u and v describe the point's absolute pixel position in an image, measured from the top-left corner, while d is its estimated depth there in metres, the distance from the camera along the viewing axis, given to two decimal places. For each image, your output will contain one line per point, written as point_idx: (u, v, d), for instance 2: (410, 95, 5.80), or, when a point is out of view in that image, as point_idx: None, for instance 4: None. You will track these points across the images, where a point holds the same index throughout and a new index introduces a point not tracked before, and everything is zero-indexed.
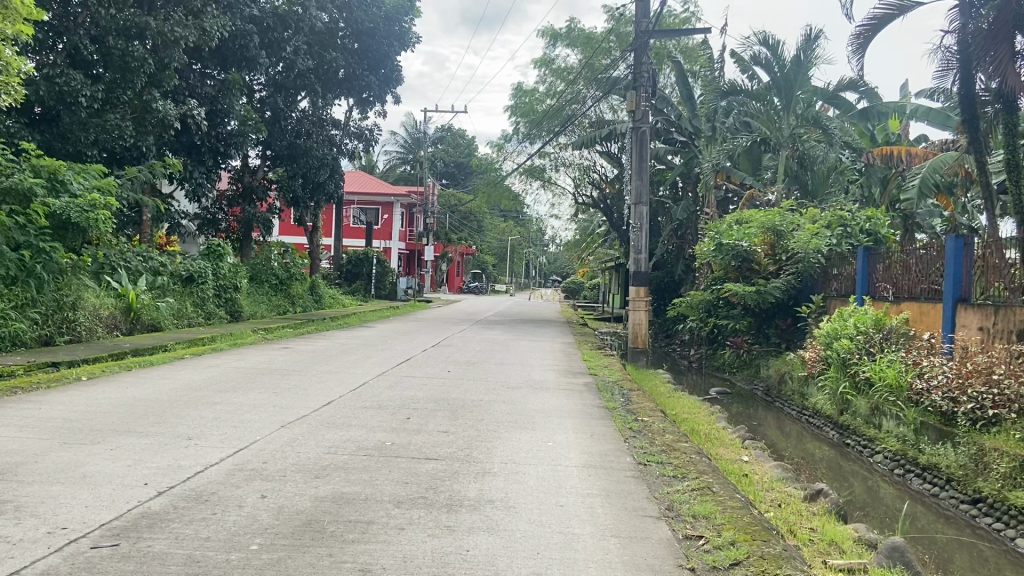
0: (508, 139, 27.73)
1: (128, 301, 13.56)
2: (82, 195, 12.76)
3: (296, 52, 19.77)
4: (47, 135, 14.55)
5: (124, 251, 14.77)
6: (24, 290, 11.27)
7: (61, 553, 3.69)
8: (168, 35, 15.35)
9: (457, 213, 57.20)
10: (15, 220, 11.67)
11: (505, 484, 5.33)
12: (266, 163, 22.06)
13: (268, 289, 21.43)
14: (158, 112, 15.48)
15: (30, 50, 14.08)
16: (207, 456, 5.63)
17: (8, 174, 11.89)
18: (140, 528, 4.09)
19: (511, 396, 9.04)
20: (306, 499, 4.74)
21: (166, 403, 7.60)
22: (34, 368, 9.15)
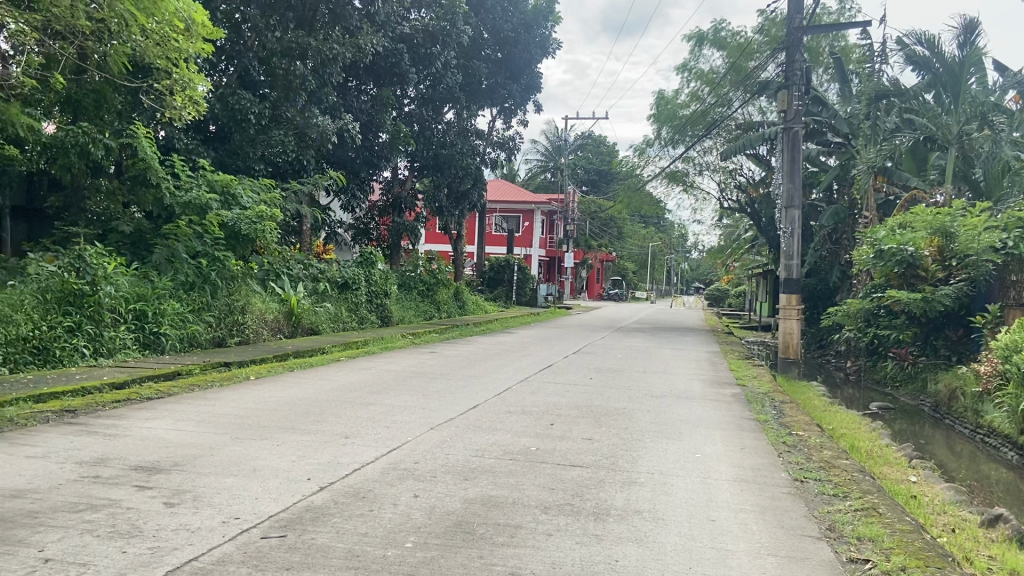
0: (650, 143, 27.36)
1: (290, 306, 14.33)
2: (250, 207, 13.72)
3: (445, 65, 20.47)
4: (220, 152, 15.66)
5: (287, 259, 15.85)
6: (200, 296, 12.25)
7: (234, 542, 3.95)
8: (327, 54, 16.27)
9: (597, 219, 57.07)
10: (194, 232, 12.86)
11: (653, 495, 5.23)
12: (413, 174, 22.79)
13: (416, 294, 22.16)
14: (318, 126, 16.40)
15: (207, 73, 15.32)
16: (363, 454, 5.89)
17: (186, 188, 13.16)
18: (305, 520, 4.33)
19: (656, 404, 8.88)
20: (456, 501, 4.85)
21: (324, 403, 8.02)
22: (208, 368, 9.89)
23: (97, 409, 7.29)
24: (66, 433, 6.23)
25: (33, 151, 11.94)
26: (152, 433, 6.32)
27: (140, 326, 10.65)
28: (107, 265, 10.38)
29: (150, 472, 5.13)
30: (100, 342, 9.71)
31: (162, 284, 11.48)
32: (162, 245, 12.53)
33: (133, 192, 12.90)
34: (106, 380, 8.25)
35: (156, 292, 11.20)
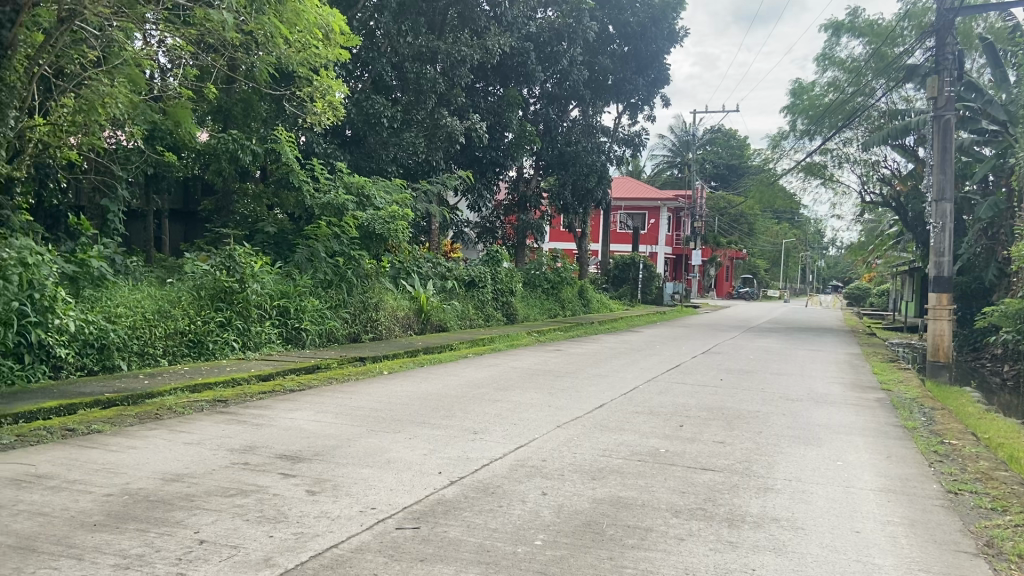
0: (785, 136, 26.28)
1: (420, 304, 14.72)
2: (384, 208, 14.21)
3: (571, 63, 20.52)
4: (355, 154, 16.29)
5: (417, 257, 16.33)
6: (337, 293, 12.79)
7: (371, 531, 4.08)
8: (456, 56, 16.68)
9: (727, 215, 55.47)
10: (333, 231, 13.45)
11: (790, 502, 5.00)
12: (539, 172, 22.83)
13: (541, 292, 22.27)
14: (447, 126, 16.80)
15: (344, 79, 15.92)
16: (492, 450, 5.96)
17: (325, 190, 13.82)
18: (437, 514, 4.42)
19: (791, 408, 8.51)
20: (585, 500, 4.81)
21: (453, 398, 8.18)
22: (345, 363, 10.30)
23: (246, 399, 7.74)
24: (218, 421, 6.66)
25: (190, 157, 12.98)
26: (294, 423, 6.65)
27: (283, 322, 11.24)
28: (255, 264, 10.97)
29: (292, 460, 5.39)
30: (248, 337, 10.35)
31: (303, 282, 12.06)
32: (303, 245, 13.18)
33: (277, 194, 13.74)
34: (254, 372, 8.76)
35: (298, 289, 11.77)
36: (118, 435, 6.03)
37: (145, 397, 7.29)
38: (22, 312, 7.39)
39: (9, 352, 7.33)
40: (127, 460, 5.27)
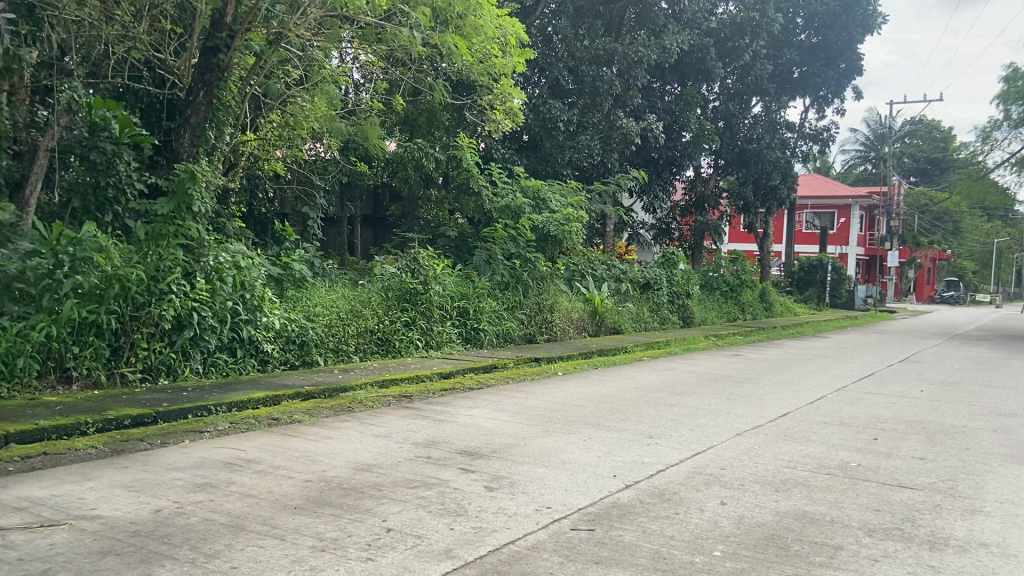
0: (997, 125, 23.77)
1: (594, 306, 14.72)
2: (559, 211, 14.36)
3: (754, 57, 19.80)
4: (531, 159, 16.42)
5: (591, 259, 16.41)
6: (514, 294, 13.05)
7: (546, 530, 4.13)
8: (633, 57, 16.62)
9: (928, 213, 51.04)
10: (510, 234, 13.73)
11: (1002, 527, 4.51)
12: (718, 172, 22.21)
13: (719, 295, 21.56)
14: (622, 128, 16.76)
15: (522, 86, 16.23)
16: (668, 456, 5.84)
17: (503, 195, 14.24)
18: (612, 517, 4.39)
19: (1004, 424, 7.67)
20: (767, 513, 4.60)
21: (628, 401, 8.12)
22: (520, 363, 10.51)
23: (428, 396, 8.10)
24: (404, 416, 7.03)
25: (380, 166, 13.81)
26: (474, 420, 6.87)
27: (463, 322, 11.65)
28: (436, 266, 11.46)
29: (471, 456, 5.57)
30: (431, 336, 10.84)
31: (481, 284, 12.43)
32: (482, 248, 13.61)
33: (458, 200, 14.34)
34: (436, 369, 9.16)
35: (476, 291, 12.17)
36: (315, 425, 6.51)
37: (339, 391, 7.84)
38: (236, 310, 8.18)
39: (225, 347, 8.12)
40: (323, 449, 5.67)
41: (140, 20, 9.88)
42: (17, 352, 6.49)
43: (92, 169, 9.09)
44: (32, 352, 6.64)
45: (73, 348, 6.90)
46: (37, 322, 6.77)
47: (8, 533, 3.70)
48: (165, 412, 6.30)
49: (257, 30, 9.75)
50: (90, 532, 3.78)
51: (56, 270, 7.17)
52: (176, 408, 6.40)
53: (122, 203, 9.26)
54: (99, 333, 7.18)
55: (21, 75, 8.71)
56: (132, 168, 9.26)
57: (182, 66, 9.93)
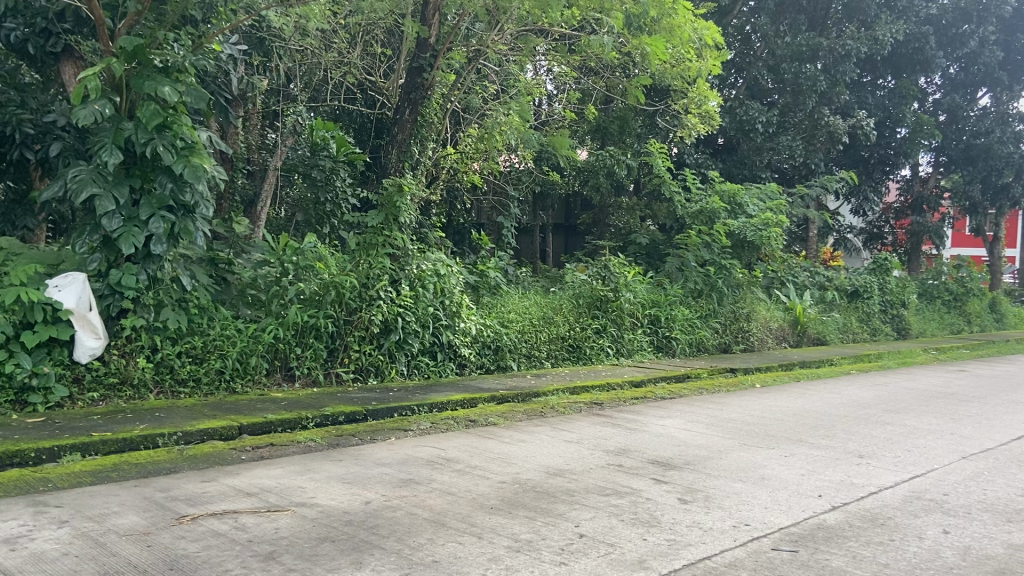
0: None
1: (796, 314, 13.96)
2: (757, 215, 13.65)
3: (980, 43, 18.21)
4: (728, 162, 16.10)
5: (792, 266, 15.63)
6: (707, 302, 12.69)
7: (745, 548, 3.97)
8: (840, 51, 15.53)
9: None
10: (703, 241, 13.31)
11: None
12: (939, 170, 20.34)
13: (940, 305, 19.68)
14: (828, 126, 15.56)
15: (717, 88, 16.01)
16: (881, 477, 5.41)
17: (697, 200, 13.86)
18: (817, 539, 4.13)
19: None
20: (999, 545, 4.13)
21: (835, 417, 7.61)
22: (715, 374, 10.16)
23: (620, 403, 8.07)
24: (597, 423, 7.05)
25: (572, 175, 14.14)
26: (666, 430, 6.75)
27: (655, 330, 11.50)
28: (628, 274, 11.37)
29: (664, 467, 5.47)
30: (622, 344, 10.80)
31: (673, 291, 12.21)
32: (675, 254, 13.35)
33: (649, 207, 14.31)
34: (627, 378, 9.08)
35: (669, 298, 11.97)
36: (510, 428, 6.70)
37: (533, 396, 7.99)
38: (437, 316, 8.62)
39: (427, 350, 8.57)
40: (518, 452, 5.82)
41: (355, 46, 10.66)
42: (250, 352, 7.21)
43: (312, 185, 9.94)
44: (263, 352, 7.33)
45: (296, 349, 7.57)
46: (267, 325, 7.48)
47: (241, 516, 4.12)
48: (374, 410, 6.73)
49: (459, 48, 10.32)
50: (309, 519, 4.12)
51: (283, 278, 7.93)
52: (384, 407, 6.83)
53: (338, 216, 10.05)
54: (318, 336, 7.82)
55: (255, 101, 9.75)
56: (347, 184, 10.04)
57: (390, 87, 10.67)
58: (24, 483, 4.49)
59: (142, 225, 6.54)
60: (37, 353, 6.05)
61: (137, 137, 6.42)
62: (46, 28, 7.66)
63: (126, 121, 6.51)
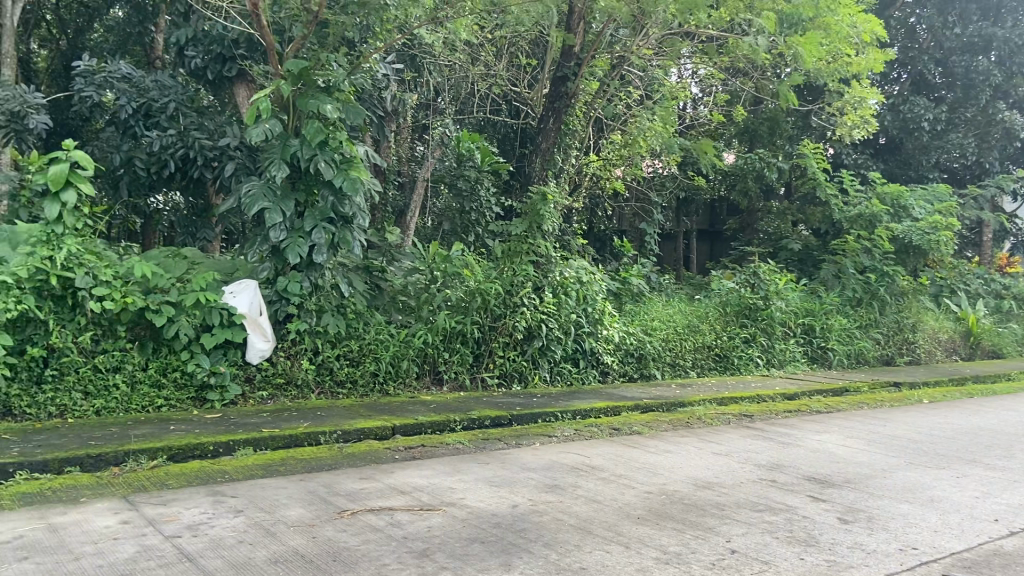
0: None
1: (969, 325, 12.91)
2: (924, 218, 12.69)
3: None
4: (890, 162, 15.16)
5: (964, 273, 14.46)
6: (867, 312, 11.97)
7: (912, 573, 3.72)
8: (1018, 41, 14.35)
9: None
10: (863, 246, 12.47)
11: None
12: None
13: None
14: (1004, 122, 14.39)
15: (878, 84, 15.08)
16: None
17: (855, 203, 13.03)
18: (995, 567, 3.80)
19: None
20: None
21: (1015, 437, 6.98)
22: (877, 388, 9.55)
23: (771, 416, 7.77)
24: (746, 436, 6.82)
25: (717, 180, 13.74)
26: (822, 446, 6.43)
27: (809, 340, 11.01)
28: (780, 281, 10.89)
29: (821, 484, 5.21)
30: (773, 354, 10.40)
31: (829, 300, 11.62)
32: (830, 260, 12.68)
33: (802, 211, 13.69)
34: (779, 390, 8.72)
35: (824, 306, 11.41)
36: (655, 438, 6.61)
37: (679, 406, 7.85)
38: (580, 323, 8.65)
39: (570, 357, 8.62)
40: (665, 463, 5.72)
41: (501, 58, 10.94)
42: (401, 356, 7.53)
43: (458, 195, 10.15)
44: (413, 356, 7.63)
45: (444, 354, 7.81)
46: (418, 330, 7.76)
47: (396, 513, 4.30)
48: (519, 416, 6.82)
49: (603, 55, 10.34)
50: (459, 519, 4.24)
51: (431, 285, 8.18)
52: (528, 412, 6.91)
53: (483, 225, 10.23)
54: (464, 341, 8.03)
55: (406, 116, 10.22)
56: (491, 193, 10.21)
57: (535, 96, 10.85)
58: (205, 474, 4.88)
59: (306, 235, 6.94)
60: (214, 354, 6.57)
61: (302, 153, 6.85)
62: (222, 54, 8.35)
63: (292, 138, 6.97)
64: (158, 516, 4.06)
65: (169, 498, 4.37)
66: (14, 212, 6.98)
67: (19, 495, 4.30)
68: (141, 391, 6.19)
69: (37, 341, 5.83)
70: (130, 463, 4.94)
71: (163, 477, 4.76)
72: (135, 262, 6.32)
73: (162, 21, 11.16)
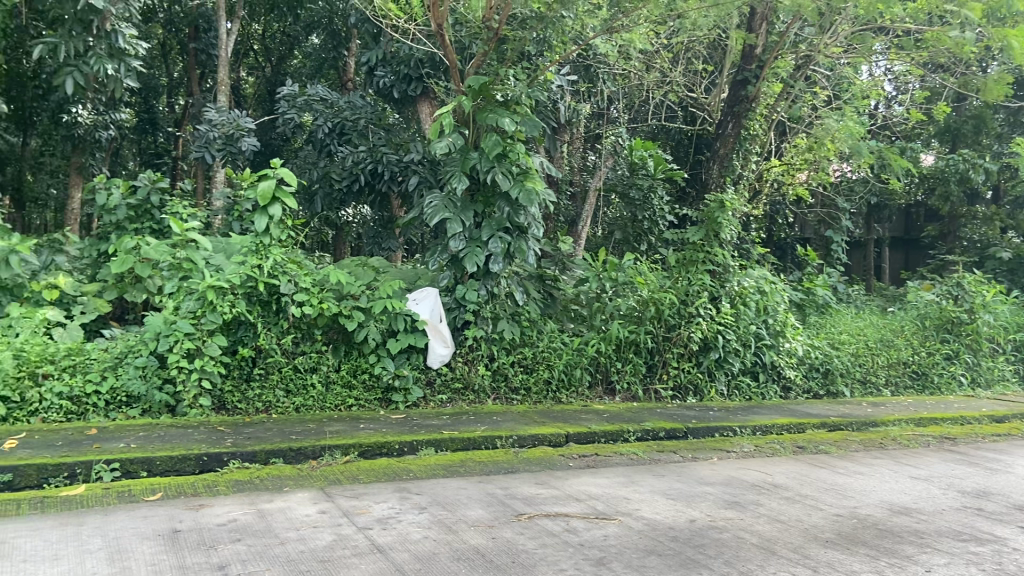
0: None
1: None
2: None
3: None
4: None
5: None
6: None
7: None
8: None
9: None
10: None
11: None
12: None
13: None
14: None
15: None
16: None
17: None
18: None
19: None
20: None
21: None
22: None
23: (977, 440, 7.08)
24: (949, 460, 6.26)
25: (914, 184, 12.87)
26: None
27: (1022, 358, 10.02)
28: (988, 292, 9.89)
29: None
30: (978, 372, 9.67)
31: None
32: None
33: (1014, 216, 12.40)
34: (986, 411, 7.94)
35: None
36: (843, 458, 6.22)
37: (869, 425, 7.35)
38: (759, 334, 8.31)
39: (748, 370, 8.33)
40: (856, 485, 5.37)
41: (677, 64, 10.74)
42: (575, 364, 7.60)
43: (630, 205, 9.94)
44: (586, 364, 7.67)
45: (616, 364, 7.79)
46: (590, 338, 7.78)
47: (573, 519, 4.33)
48: (695, 429, 6.65)
49: (786, 56, 9.88)
50: (636, 530, 4.20)
51: (603, 293, 8.12)
52: (705, 425, 6.72)
53: (655, 234, 9.98)
54: (637, 351, 7.96)
55: (580, 126, 10.30)
56: (664, 202, 9.88)
57: (712, 102, 10.58)
58: (392, 471, 5.15)
59: (483, 244, 7.13)
60: (399, 357, 6.93)
61: (481, 165, 7.06)
62: (409, 74, 8.76)
63: (472, 151, 7.20)
64: (352, 508, 4.34)
65: (361, 492, 4.65)
66: (228, 225, 7.71)
67: (233, 482, 4.75)
68: (334, 391, 6.64)
69: (248, 341, 6.39)
70: (326, 457, 5.30)
71: (356, 472, 5.08)
72: (330, 270, 6.77)
73: (353, 45, 11.91)
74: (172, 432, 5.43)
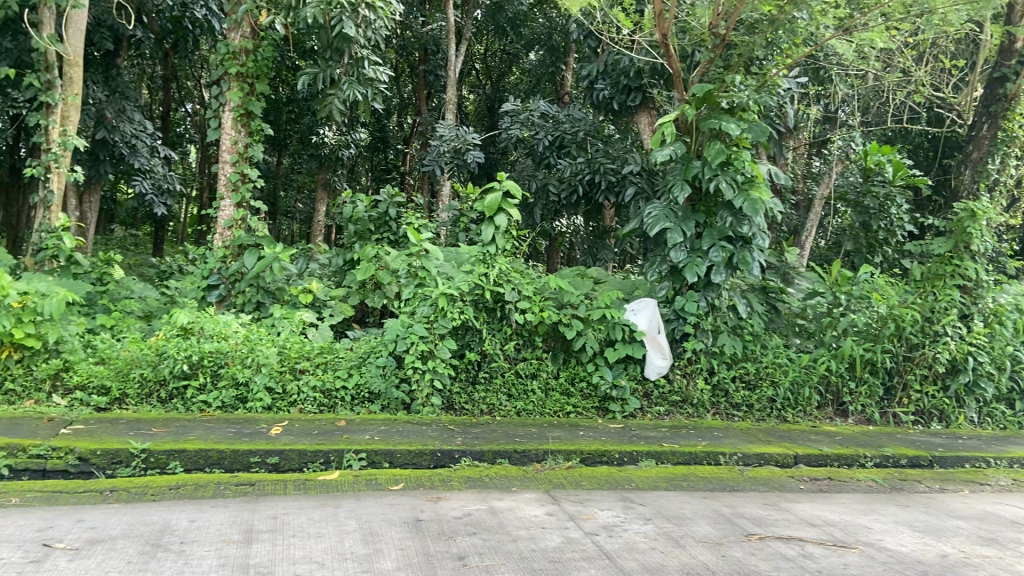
0: None
1: None
2: None
3: None
4: None
5: None
6: None
7: None
8: None
9: None
10: None
11: None
12: None
13: None
14: None
15: None
16: None
17: None
18: None
19: None
20: None
21: None
22: None
23: None
24: None
25: None
26: None
27: None
28: None
29: None
30: None
31: None
32: None
33: None
34: None
35: None
36: None
37: None
38: (1018, 356, 7.45)
39: (1005, 397, 7.55)
40: None
41: (924, 62, 9.86)
42: (803, 382, 7.22)
43: (864, 214, 9.25)
44: (815, 383, 7.26)
45: (850, 384, 7.30)
46: (819, 355, 7.38)
47: (808, 544, 4.12)
48: (942, 458, 6.07)
49: None
50: (879, 561, 3.91)
51: (834, 309, 7.58)
52: (954, 454, 6.13)
53: (892, 245, 9.26)
54: (874, 371, 7.36)
55: (808, 131, 9.79)
56: (904, 211, 9.10)
57: (964, 101, 9.61)
58: (614, 479, 5.20)
59: (704, 254, 6.94)
60: (616, 367, 6.95)
61: (704, 174, 6.89)
62: (626, 85, 8.68)
63: (694, 160, 7.08)
64: (577, 512, 4.42)
65: (585, 498, 4.73)
66: (456, 236, 8.17)
67: (466, 478, 5.01)
68: (553, 397, 6.79)
69: (474, 346, 6.72)
70: (549, 460, 5.45)
71: (579, 477, 5.19)
72: (551, 279, 6.96)
73: (572, 59, 12.12)
74: (409, 428, 5.83)
